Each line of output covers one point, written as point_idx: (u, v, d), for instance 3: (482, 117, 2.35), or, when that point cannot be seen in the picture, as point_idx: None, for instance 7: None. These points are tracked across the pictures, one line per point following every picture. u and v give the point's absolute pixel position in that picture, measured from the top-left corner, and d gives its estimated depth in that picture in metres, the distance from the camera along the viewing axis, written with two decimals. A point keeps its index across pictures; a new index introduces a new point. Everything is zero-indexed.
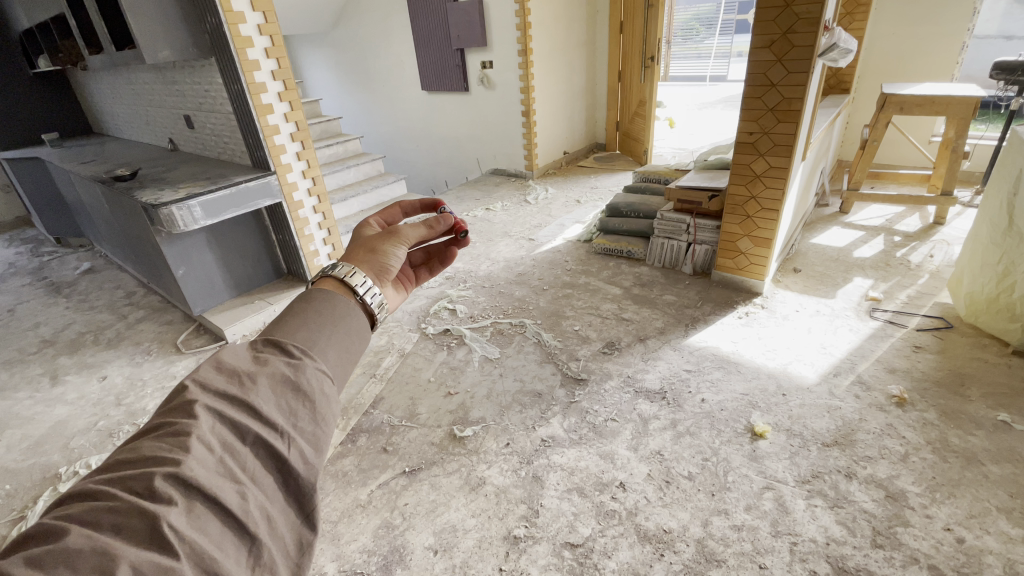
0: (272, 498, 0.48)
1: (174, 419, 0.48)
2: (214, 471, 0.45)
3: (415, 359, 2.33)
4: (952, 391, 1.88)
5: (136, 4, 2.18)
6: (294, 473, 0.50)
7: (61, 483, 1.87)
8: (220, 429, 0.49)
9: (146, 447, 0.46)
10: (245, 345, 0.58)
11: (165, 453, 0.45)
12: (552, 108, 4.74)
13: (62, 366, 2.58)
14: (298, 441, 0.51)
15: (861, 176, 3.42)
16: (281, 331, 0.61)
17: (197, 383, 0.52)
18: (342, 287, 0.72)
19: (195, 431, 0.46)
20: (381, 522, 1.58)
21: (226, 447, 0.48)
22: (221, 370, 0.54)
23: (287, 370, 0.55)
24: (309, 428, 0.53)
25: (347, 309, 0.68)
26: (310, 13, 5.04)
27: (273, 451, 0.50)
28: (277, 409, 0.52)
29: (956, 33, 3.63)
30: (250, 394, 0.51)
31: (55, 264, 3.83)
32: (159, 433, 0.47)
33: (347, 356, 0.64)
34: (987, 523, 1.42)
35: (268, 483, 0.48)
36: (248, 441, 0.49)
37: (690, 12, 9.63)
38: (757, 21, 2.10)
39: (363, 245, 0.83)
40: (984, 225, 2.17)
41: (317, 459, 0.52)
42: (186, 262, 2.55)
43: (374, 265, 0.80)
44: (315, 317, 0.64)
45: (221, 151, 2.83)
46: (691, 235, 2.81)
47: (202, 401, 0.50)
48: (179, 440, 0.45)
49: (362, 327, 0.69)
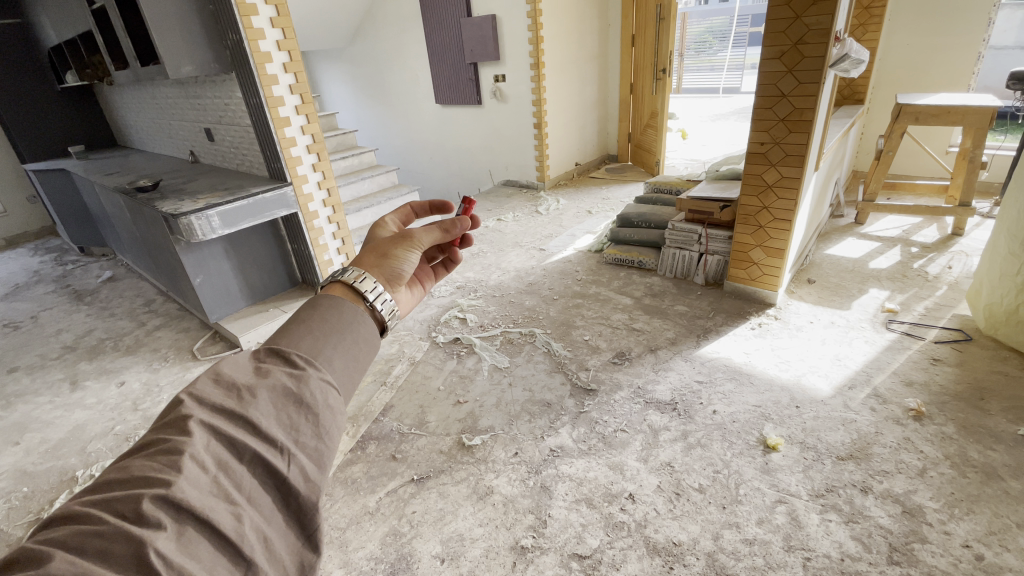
0: (270, 519, 0.49)
1: (169, 436, 0.49)
2: (207, 492, 0.46)
3: (425, 368, 2.35)
4: (972, 405, 1.83)
5: (160, 22, 2.25)
6: (294, 491, 0.51)
7: (77, 486, 1.90)
8: (216, 447, 0.50)
9: (137, 466, 0.47)
10: (247, 355, 0.60)
11: (157, 473, 0.46)
12: (564, 119, 4.79)
13: (81, 372, 2.64)
14: (298, 458, 0.52)
15: (876, 187, 3.37)
16: (285, 340, 0.63)
17: (194, 398, 0.53)
18: (351, 293, 0.73)
19: (188, 450, 0.47)
20: (389, 530, 1.58)
21: (222, 465, 0.49)
22: (219, 385, 0.55)
23: (289, 382, 0.56)
24: (311, 444, 0.54)
25: (355, 314, 0.69)
26: (329, 30, 5.18)
27: (272, 469, 0.51)
28: (277, 424, 0.53)
29: (973, 42, 3.59)
30: (248, 408, 0.53)
31: (79, 272, 3.94)
32: (151, 452, 0.48)
33: (353, 364, 0.65)
34: (1008, 540, 1.38)
35: (265, 503, 0.49)
36: (245, 459, 0.50)
37: (703, 25, 9.70)
38: (767, 33, 2.11)
39: (374, 250, 0.85)
40: (1001, 235, 2.13)
41: (319, 476, 0.53)
42: (204, 271, 2.61)
43: (387, 271, 0.83)
44: (320, 325, 0.66)
45: (239, 162, 2.91)
46: (702, 245, 2.79)
47: (197, 417, 0.51)
48: (171, 459, 0.46)
49: (371, 332, 0.70)
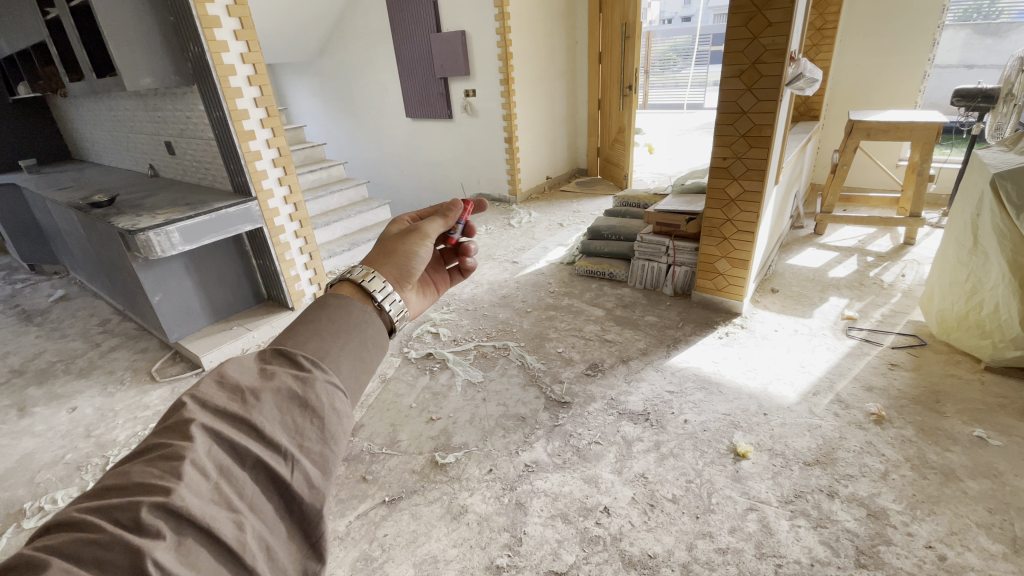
0: (273, 527, 0.46)
1: (169, 440, 0.47)
2: (208, 499, 0.44)
3: (396, 385, 2.30)
4: (929, 408, 1.91)
5: (117, 32, 2.17)
6: (298, 497, 0.48)
7: (24, 520, 1.78)
8: (217, 452, 0.47)
9: (137, 472, 0.44)
10: (253, 356, 0.58)
11: (156, 480, 0.43)
12: (535, 134, 4.84)
13: (30, 398, 2.48)
14: (302, 464, 0.50)
15: (833, 199, 3.51)
16: (292, 341, 0.61)
17: (196, 401, 0.51)
18: (359, 292, 0.71)
19: (189, 455, 0.45)
20: (360, 555, 1.53)
21: (223, 471, 0.46)
22: (223, 387, 0.53)
23: (295, 385, 0.54)
24: (316, 449, 0.51)
25: (363, 315, 0.67)
26: (297, 43, 5.13)
27: (275, 476, 0.48)
28: (281, 429, 0.50)
29: (918, 62, 3.81)
30: (252, 411, 0.50)
31: (28, 292, 3.74)
32: (152, 457, 0.45)
33: (361, 366, 0.62)
34: (968, 539, 1.43)
35: (268, 511, 0.46)
36: (247, 465, 0.48)
37: (667, 43, 9.93)
38: (726, 52, 2.19)
39: (383, 249, 0.84)
40: (951, 244, 2.26)
41: (323, 483, 0.50)
42: (163, 288, 2.50)
43: (397, 269, 0.81)
44: (328, 326, 0.63)
45: (201, 176, 2.82)
46: (670, 257, 2.85)
47: (199, 420, 0.48)
48: (171, 466, 0.44)
49: (379, 333, 0.68)
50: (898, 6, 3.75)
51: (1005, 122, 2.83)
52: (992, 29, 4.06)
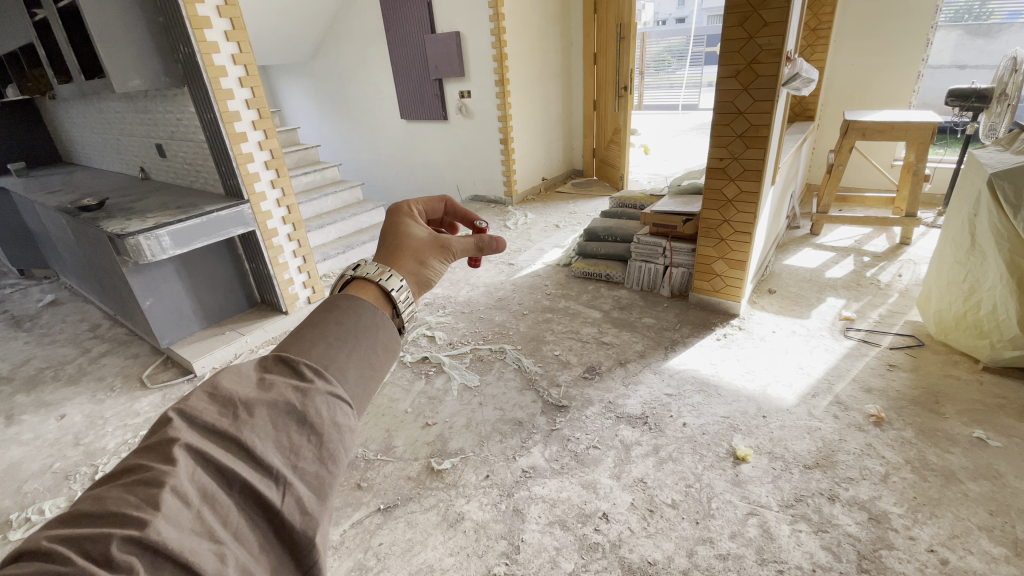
0: (259, 558, 0.43)
1: (151, 463, 0.44)
2: (188, 530, 0.41)
3: (392, 390, 2.27)
4: (928, 409, 1.90)
5: (105, 33, 2.13)
6: (288, 524, 0.46)
7: (10, 531, 1.73)
8: (202, 476, 0.45)
9: (114, 499, 0.42)
10: (253, 366, 0.55)
11: (133, 510, 0.40)
12: (530, 135, 4.82)
13: (17, 406, 2.43)
14: (294, 488, 0.47)
15: (829, 200, 3.50)
16: (297, 347, 0.58)
17: (184, 417, 0.48)
18: (384, 300, 0.68)
19: (171, 481, 0.42)
20: (354, 564, 1.50)
21: (207, 496, 0.44)
22: (214, 401, 0.50)
23: (294, 397, 0.51)
24: (311, 470, 0.49)
25: (375, 317, 0.64)
26: (290, 44, 5.09)
27: (264, 501, 0.45)
28: (274, 448, 0.48)
29: (911, 62, 3.82)
30: (243, 429, 0.48)
31: (18, 297, 3.68)
32: (131, 481, 0.43)
33: (370, 373, 0.59)
34: (970, 543, 1.41)
35: (254, 541, 0.44)
36: (235, 489, 0.45)
37: (662, 44, 10.04)
38: (723, 52, 2.18)
39: (412, 253, 0.80)
40: (947, 244, 2.25)
41: (317, 507, 0.47)
42: (154, 293, 2.47)
43: (419, 278, 0.77)
44: (335, 331, 0.61)
45: (192, 179, 2.78)
46: (667, 258, 2.83)
47: (184, 440, 0.46)
48: (150, 493, 0.41)
49: (390, 337, 0.65)
50: (891, 6, 3.76)
51: (999, 122, 2.84)
52: (984, 29, 4.07)
